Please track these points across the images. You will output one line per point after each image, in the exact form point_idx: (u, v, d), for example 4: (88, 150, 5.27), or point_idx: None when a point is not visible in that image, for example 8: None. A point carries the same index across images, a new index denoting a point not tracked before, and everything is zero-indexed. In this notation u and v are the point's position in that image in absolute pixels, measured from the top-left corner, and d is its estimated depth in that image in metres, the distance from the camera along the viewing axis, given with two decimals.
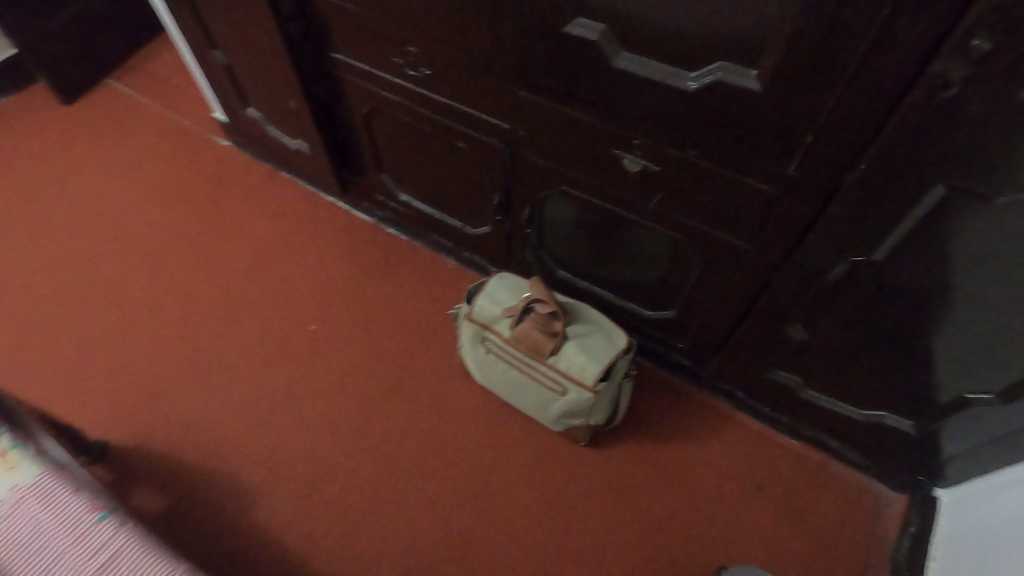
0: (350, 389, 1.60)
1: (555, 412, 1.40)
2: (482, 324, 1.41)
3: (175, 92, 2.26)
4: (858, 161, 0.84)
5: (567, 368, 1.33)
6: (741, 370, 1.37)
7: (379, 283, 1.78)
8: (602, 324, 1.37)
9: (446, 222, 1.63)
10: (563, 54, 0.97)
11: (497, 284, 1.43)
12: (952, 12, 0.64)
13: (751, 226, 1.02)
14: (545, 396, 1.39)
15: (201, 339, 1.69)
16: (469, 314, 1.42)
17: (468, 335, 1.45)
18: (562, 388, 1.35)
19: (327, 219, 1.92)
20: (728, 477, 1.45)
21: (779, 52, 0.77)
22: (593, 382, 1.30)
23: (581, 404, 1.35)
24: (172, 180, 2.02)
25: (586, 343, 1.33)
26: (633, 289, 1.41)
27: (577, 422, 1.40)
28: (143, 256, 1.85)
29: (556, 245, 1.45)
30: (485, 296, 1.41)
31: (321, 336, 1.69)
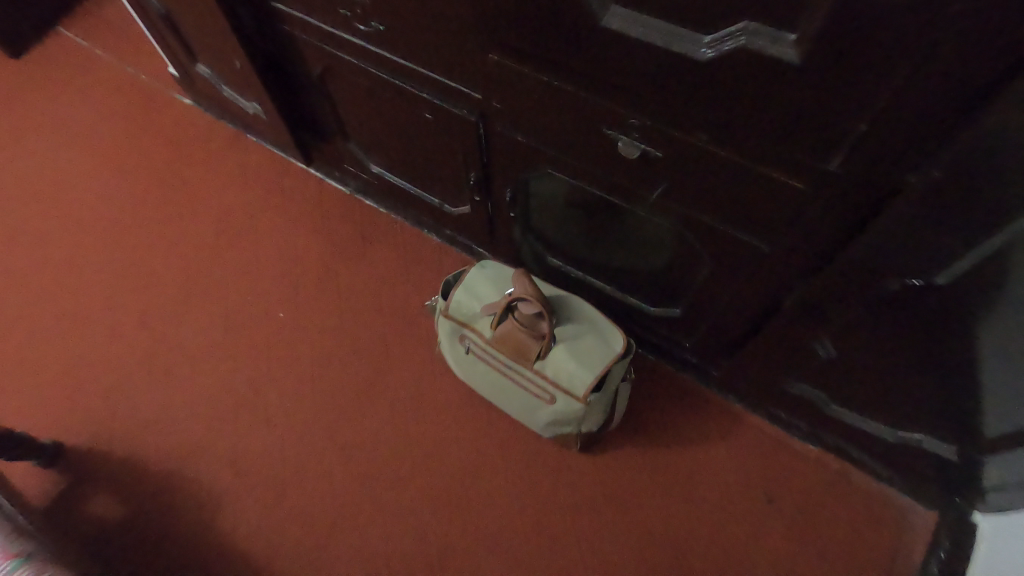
0: (322, 383, 1.46)
1: (542, 419, 1.26)
2: (460, 321, 1.25)
3: (130, 40, 2.02)
4: (928, 158, 0.63)
5: (555, 375, 1.17)
6: (756, 375, 1.20)
7: (354, 263, 1.60)
8: (597, 323, 1.20)
9: (423, 198, 1.44)
10: (538, 8, 0.75)
11: (477, 275, 1.25)
12: None
13: (778, 229, 0.82)
14: (532, 402, 1.24)
15: (160, 327, 1.55)
16: (447, 310, 1.25)
17: (447, 332, 1.29)
18: (550, 396, 1.20)
19: (297, 189, 1.73)
20: (736, 486, 1.30)
21: (829, 11, 0.55)
22: (584, 393, 1.15)
23: (571, 414, 1.20)
24: (127, 145, 1.83)
25: (577, 347, 1.17)
26: (634, 282, 1.22)
27: (568, 430, 1.26)
28: (97, 232, 1.69)
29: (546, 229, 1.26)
30: (463, 290, 1.24)
31: (290, 324, 1.53)
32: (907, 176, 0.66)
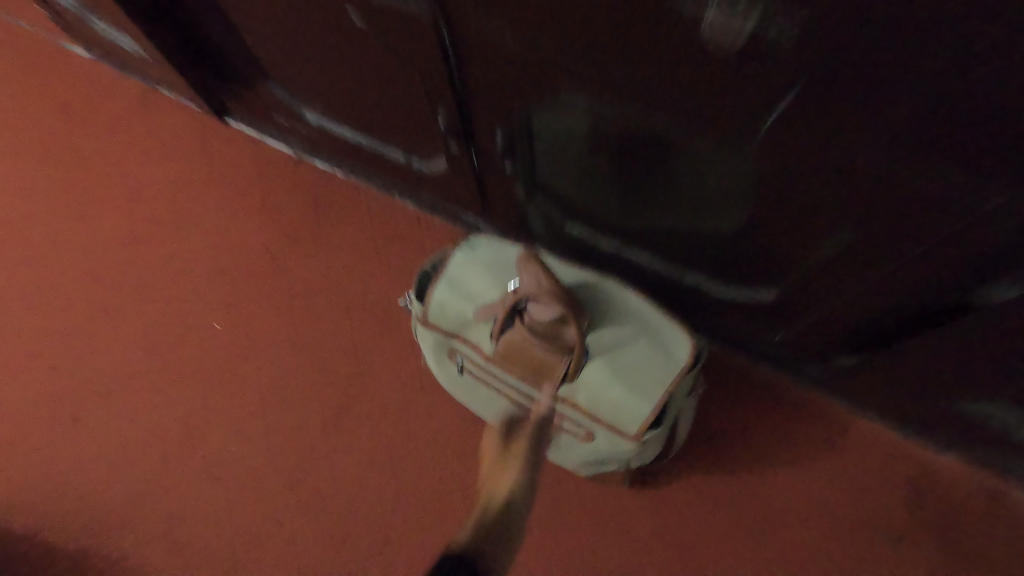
0: (279, 414, 1.10)
1: (575, 457, 0.90)
2: (447, 333, 0.86)
3: None
4: None
5: (592, 406, 0.80)
6: (893, 370, 0.81)
7: (308, 250, 1.21)
8: (648, 322, 0.79)
9: (382, 150, 1.04)
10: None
11: (463, 264, 0.85)
12: None
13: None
14: (558, 438, 0.88)
15: (63, 357, 1.18)
16: (425, 318, 0.87)
17: (429, 345, 0.91)
18: (586, 432, 0.84)
19: (227, 155, 1.31)
20: (848, 522, 0.94)
21: None
22: (638, 429, 0.78)
23: (617, 454, 0.84)
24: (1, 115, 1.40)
25: (623, 364, 0.78)
26: (703, 250, 0.82)
27: (610, 468, 0.91)
28: None
29: (562, 180, 0.84)
30: (445, 288, 0.85)
31: (229, 340, 1.16)
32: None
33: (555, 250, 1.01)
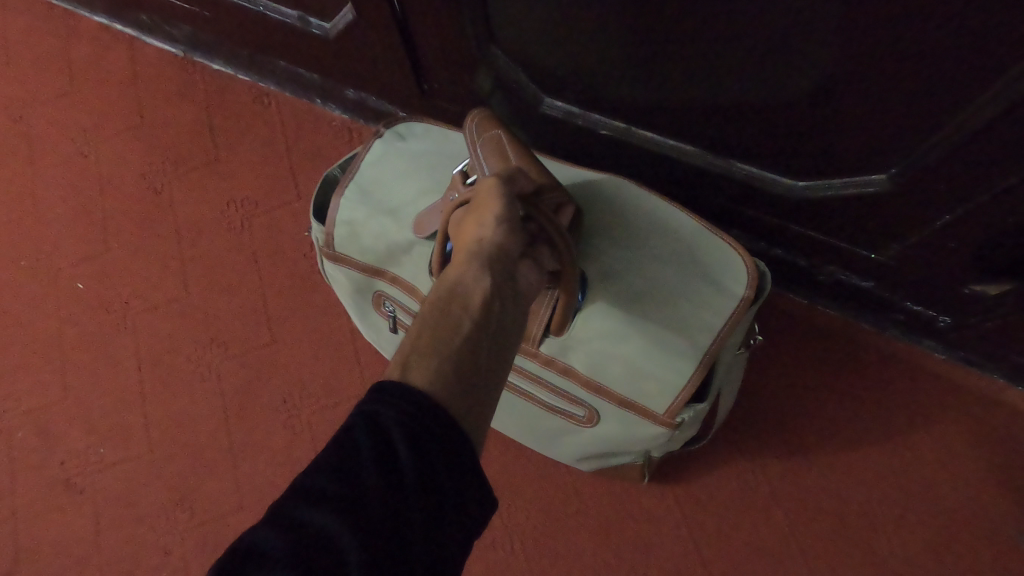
0: (162, 401, 0.80)
1: (572, 448, 0.61)
2: (366, 271, 0.56)
3: None
4: None
5: (595, 373, 0.50)
6: None
7: (197, 180, 0.89)
8: (682, 239, 0.49)
9: (273, 17, 0.72)
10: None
11: (387, 162, 0.55)
12: None
13: None
14: (544, 421, 0.59)
15: None
16: (333, 249, 0.56)
17: (348, 291, 0.61)
18: (587, 413, 0.54)
19: (92, 60, 0.98)
20: (957, 519, 0.66)
21: None
22: (670, 407, 0.49)
23: (635, 444, 0.55)
24: None
25: (642, 303, 0.48)
26: (781, 111, 0.50)
27: (624, 462, 0.61)
28: None
29: (539, 10, 0.52)
30: (360, 199, 0.55)
31: (91, 305, 0.85)
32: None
33: (541, 151, 0.70)
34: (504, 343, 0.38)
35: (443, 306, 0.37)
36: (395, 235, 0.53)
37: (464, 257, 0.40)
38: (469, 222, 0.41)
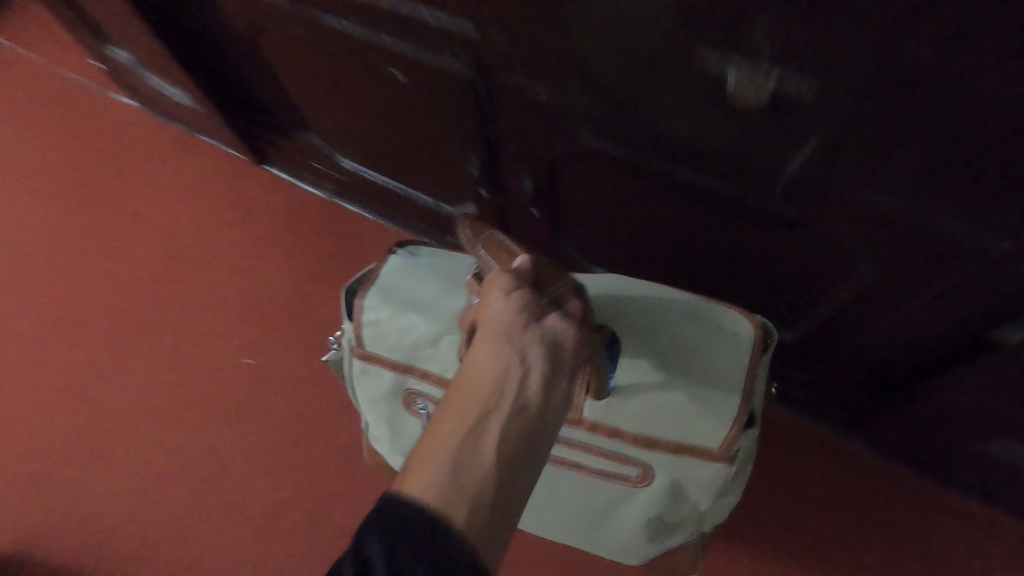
0: (308, 446, 1.14)
1: (630, 518, 0.71)
2: (394, 365, 0.68)
3: (52, 32, 1.62)
4: None
5: (641, 428, 0.61)
6: (905, 413, 0.84)
7: (335, 289, 1.26)
8: (689, 302, 0.65)
9: (411, 197, 1.09)
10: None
11: (405, 269, 0.69)
12: None
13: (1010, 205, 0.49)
14: (602, 495, 0.69)
15: (101, 391, 1.22)
16: (363, 347, 0.68)
17: (372, 391, 0.73)
18: (642, 471, 0.64)
19: (261, 197, 1.37)
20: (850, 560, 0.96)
21: None
22: (723, 442, 0.60)
23: (693, 496, 0.65)
24: (54, 160, 1.48)
25: (667, 366, 0.61)
26: (731, 293, 0.83)
27: (679, 527, 0.72)
28: (21, 272, 1.35)
29: (588, 228, 0.87)
30: (383, 301, 0.67)
31: (255, 376, 1.20)
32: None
33: None
34: (508, 427, 0.43)
35: (448, 413, 0.44)
36: (424, 325, 0.65)
37: (469, 362, 0.46)
38: (478, 317, 0.48)
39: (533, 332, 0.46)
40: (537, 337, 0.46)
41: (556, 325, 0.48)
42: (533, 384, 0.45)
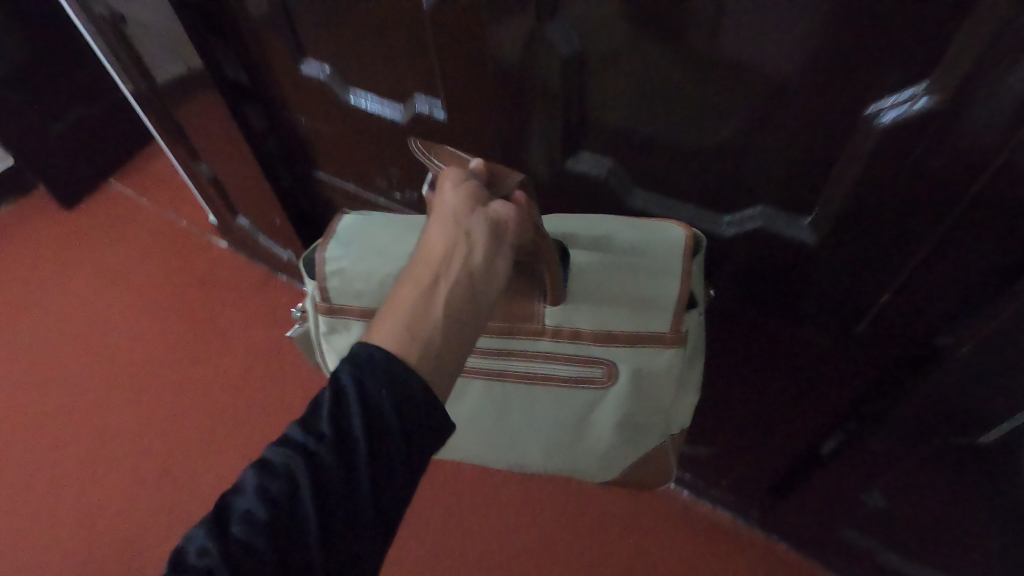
0: None
1: (601, 432, 0.70)
2: (362, 312, 0.71)
3: (174, 190, 2.09)
4: (905, 339, 0.69)
5: (601, 326, 0.62)
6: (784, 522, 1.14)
7: None
8: (628, 224, 0.66)
9: None
10: (554, 99, 0.72)
11: (359, 224, 0.73)
12: (1002, 179, 0.51)
13: (786, 379, 0.88)
14: (572, 406, 0.67)
15: (184, 473, 1.51)
16: (330, 302, 0.72)
17: (340, 349, 0.76)
18: (606, 369, 0.64)
19: None
20: None
21: (822, 199, 0.64)
22: (673, 322, 0.61)
23: (658, 387, 0.65)
24: (161, 286, 1.86)
25: (613, 272, 0.62)
26: None
27: (651, 432, 0.71)
28: (128, 375, 1.69)
29: None
30: (341, 252, 0.71)
31: None
32: (921, 374, 0.68)
33: None
34: (455, 291, 0.50)
35: (406, 280, 0.51)
36: (383, 268, 0.69)
37: (423, 239, 0.52)
38: (431, 204, 0.54)
39: (479, 216, 0.52)
40: (481, 219, 0.52)
41: (501, 210, 0.53)
42: (478, 258, 0.51)
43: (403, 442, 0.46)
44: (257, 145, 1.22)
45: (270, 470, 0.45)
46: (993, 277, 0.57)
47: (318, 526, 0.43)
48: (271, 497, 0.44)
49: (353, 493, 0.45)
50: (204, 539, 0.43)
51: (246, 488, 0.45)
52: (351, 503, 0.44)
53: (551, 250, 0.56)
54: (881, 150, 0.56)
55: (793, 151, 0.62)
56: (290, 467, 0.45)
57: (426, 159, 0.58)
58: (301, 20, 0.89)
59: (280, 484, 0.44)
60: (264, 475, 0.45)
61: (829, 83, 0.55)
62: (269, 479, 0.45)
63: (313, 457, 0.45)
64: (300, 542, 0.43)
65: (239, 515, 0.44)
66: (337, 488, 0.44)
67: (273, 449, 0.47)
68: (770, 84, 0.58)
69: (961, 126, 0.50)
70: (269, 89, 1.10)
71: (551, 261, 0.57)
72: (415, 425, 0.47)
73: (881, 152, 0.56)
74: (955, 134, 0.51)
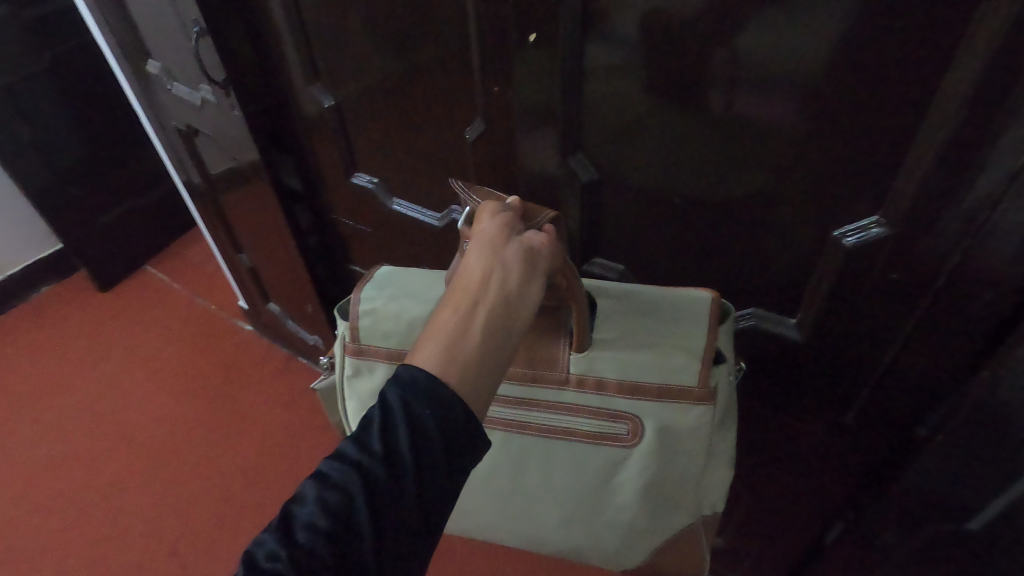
0: None
1: (624, 499, 0.64)
2: (389, 356, 0.66)
3: (207, 274, 2.22)
4: (898, 424, 0.76)
5: (626, 375, 0.61)
6: None
7: None
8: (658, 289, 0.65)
9: None
10: (576, 210, 0.85)
11: (397, 269, 0.71)
12: (951, 288, 0.62)
13: (790, 468, 0.94)
14: (591, 468, 0.64)
15: (194, 554, 1.51)
16: (358, 342, 0.67)
17: (363, 398, 0.68)
18: (631, 426, 0.62)
19: None
20: None
21: (806, 304, 0.75)
22: (701, 377, 0.60)
23: (685, 449, 0.62)
24: (186, 367, 1.93)
25: (640, 325, 0.62)
26: None
27: (679, 508, 0.65)
28: (148, 453, 1.73)
29: None
30: (376, 292, 0.67)
31: None
32: (903, 464, 0.76)
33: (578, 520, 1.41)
34: (492, 315, 0.47)
35: (445, 303, 0.47)
36: (416, 308, 0.65)
37: (460, 268, 0.49)
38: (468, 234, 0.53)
39: (515, 244, 0.50)
40: (517, 247, 0.50)
41: (536, 239, 0.51)
42: (512, 284, 0.48)
43: (448, 460, 0.43)
44: (300, 239, 1.36)
45: (328, 480, 0.42)
46: (954, 377, 0.67)
47: (377, 535, 0.41)
48: (332, 507, 0.41)
49: (404, 507, 0.42)
50: (272, 542, 0.40)
51: (306, 497, 0.42)
52: (404, 517, 0.42)
53: (579, 280, 0.55)
54: (853, 264, 0.67)
55: (782, 260, 0.74)
56: (348, 479, 0.42)
57: (465, 195, 0.59)
58: (358, 139, 1.05)
59: (340, 497, 0.41)
60: (323, 486, 0.42)
61: (801, 213, 0.68)
62: (329, 490, 0.42)
63: (367, 470, 0.42)
64: (359, 550, 0.41)
65: (302, 522, 0.41)
66: (390, 500, 0.42)
67: (329, 462, 0.43)
68: (755, 209, 0.71)
69: (913, 246, 0.62)
70: (320, 193, 1.26)
71: (578, 293, 0.56)
72: (459, 447, 0.44)
73: (851, 266, 0.67)
74: (909, 251, 0.63)
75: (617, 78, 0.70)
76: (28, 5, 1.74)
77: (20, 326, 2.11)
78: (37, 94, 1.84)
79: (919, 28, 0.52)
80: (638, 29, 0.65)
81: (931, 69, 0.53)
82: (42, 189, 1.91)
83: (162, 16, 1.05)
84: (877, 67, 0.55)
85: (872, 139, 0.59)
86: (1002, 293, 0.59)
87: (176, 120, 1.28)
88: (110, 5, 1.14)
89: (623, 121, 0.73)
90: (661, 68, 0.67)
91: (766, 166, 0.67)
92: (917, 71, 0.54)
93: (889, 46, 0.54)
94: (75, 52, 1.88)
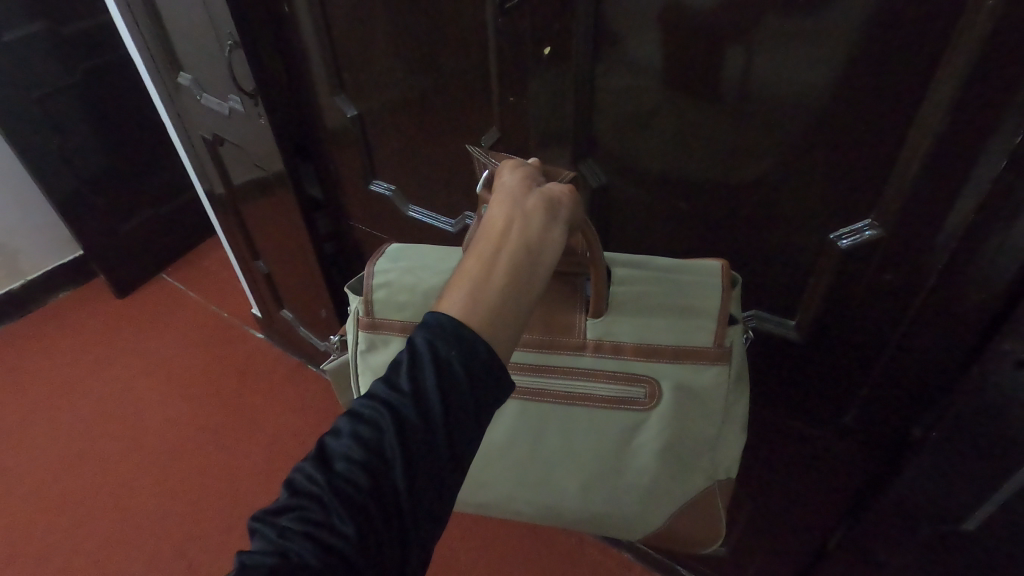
0: None
1: (643, 459, 0.67)
2: (402, 328, 0.70)
3: (221, 284, 2.27)
4: (895, 422, 0.78)
5: (643, 338, 0.65)
6: None
7: None
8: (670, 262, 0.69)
9: None
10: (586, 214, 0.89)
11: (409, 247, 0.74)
12: (941, 289, 0.65)
13: (791, 472, 0.95)
14: (607, 431, 0.67)
15: (201, 551, 1.53)
16: (372, 316, 0.70)
17: (377, 372, 0.71)
18: (648, 389, 0.65)
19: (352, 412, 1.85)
20: None
21: (806, 305, 0.77)
22: (715, 337, 0.64)
23: (701, 406, 0.66)
24: (198, 372, 1.97)
25: (652, 290, 0.65)
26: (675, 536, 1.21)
27: (694, 466, 0.69)
28: (159, 453, 1.76)
29: None
30: (390, 265, 0.71)
31: None
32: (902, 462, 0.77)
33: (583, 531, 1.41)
34: (514, 259, 0.51)
35: (470, 252, 0.51)
36: (430, 279, 0.69)
37: (483, 220, 0.54)
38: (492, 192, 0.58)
39: (535, 194, 0.55)
40: (537, 198, 0.54)
41: (555, 190, 0.56)
42: (533, 232, 0.52)
43: (475, 404, 0.47)
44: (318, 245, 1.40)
45: (361, 417, 0.46)
46: (951, 376, 0.69)
47: (407, 466, 0.45)
48: (363, 441, 0.45)
49: (434, 447, 0.45)
50: (310, 470, 0.45)
51: (340, 431, 0.46)
52: (434, 451, 0.45)
53: (598, 242, 0.58)
54: (849, 266, 0.70)
55: (782, 263, 0.77)
56: (378, 416, 0.46)
57: (484, 159, 0.63)
58: (378, 148, 1.10)
59: (371, 431, 0.45)
60: (356, 421, 0.46)
61: (801, 216, 0.71)
62: (361, 425, 0.46)
63: (397, 408, 0.45)
64: (391, 479, 0.45)
65: (338, 455, 0.45)
66: (419, 440, 0.45)
67: (361, 402, 0.47)
68: (754, 215, 0.75)
69: (908, 246, 0.66)
70: (339, 200, 1.31)
71: (597, 260, 0.60)
72: (486, 390, 0.47)
73: (849, 266, 0.71)
74: (906, 251, 0.66)
75: (627, 88, 0.75)
76: (64, 22, 1.84)
77: (38, 329, 2.16)
78: (70, 106, 1.93)
79: (907, 39, 0.56)
80: (646, 43, 0.70)
81: (918, 79, 0.57)
82: (67, 197, 1.98)
83: (197, 30, 1.12)
84: (871, 78, 0.59)
85: (865, 146, 0.63)
86: (989, 290, 0.62)
87: (203, 129, 1.34)
88: (147, 20, 1.21)
89: (632, 129, 0.78)
90: (670, 78, 0.71)
91: (765, 169, 0.71)
92: (906, 80, 0.58)
93: (880, 60, 0.58)
94: (107, 68, 1.98)
